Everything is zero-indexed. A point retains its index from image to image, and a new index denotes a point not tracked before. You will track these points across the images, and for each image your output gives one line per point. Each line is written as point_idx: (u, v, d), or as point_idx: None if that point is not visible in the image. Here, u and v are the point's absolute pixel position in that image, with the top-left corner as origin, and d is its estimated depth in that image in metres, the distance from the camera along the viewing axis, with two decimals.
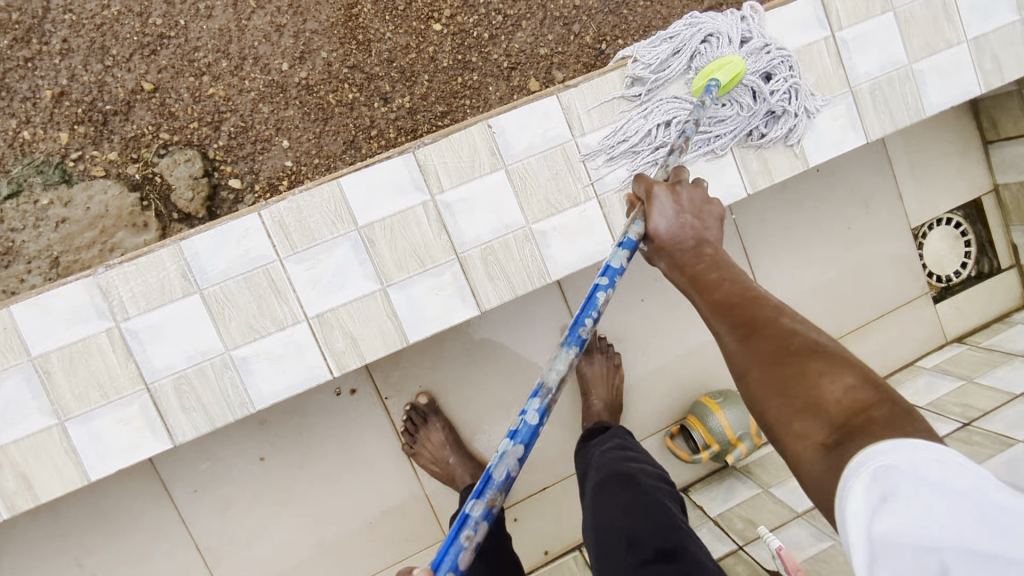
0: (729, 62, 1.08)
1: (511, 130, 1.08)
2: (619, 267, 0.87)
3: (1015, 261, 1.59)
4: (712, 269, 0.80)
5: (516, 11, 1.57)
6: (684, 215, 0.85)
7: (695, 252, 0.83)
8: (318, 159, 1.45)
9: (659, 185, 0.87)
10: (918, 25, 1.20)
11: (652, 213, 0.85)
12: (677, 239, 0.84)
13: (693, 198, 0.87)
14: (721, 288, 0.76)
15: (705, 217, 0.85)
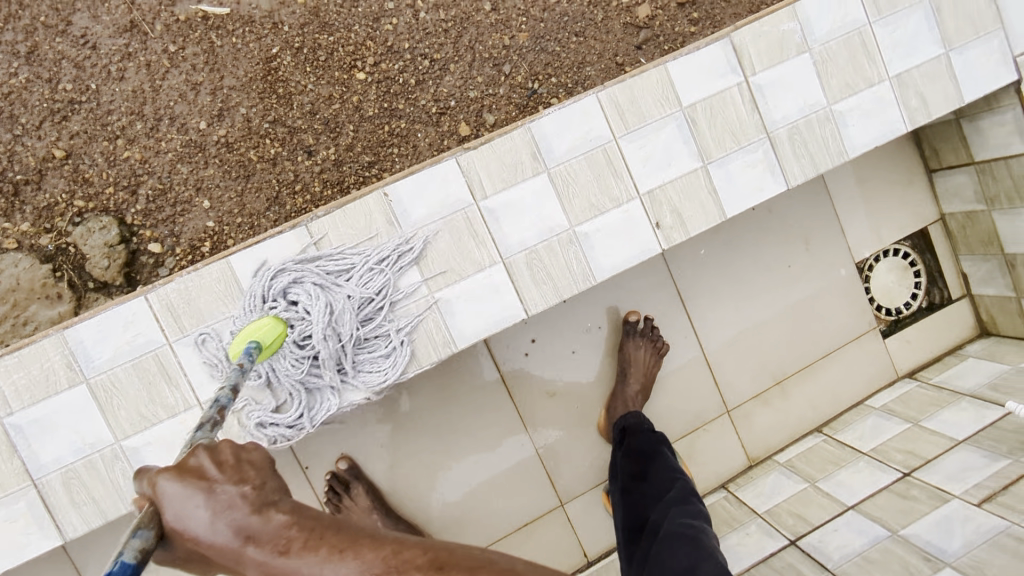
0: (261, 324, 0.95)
1: (408, 197, 1.04)
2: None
3: (967, 290, 1.55)
4: (306, 549, 0.59)
5: (443, 55, 1.54)
6: (217, 490, 0.63)
7: (271, 525, 0.61)
8: (241, 219, 1.43)
9: (169, 467, 0.65)
10: (836, 66, 1.16)
11: (170, 514, 0.62)
12: (245, 523, 0.61)
13: (226, 458, 0.66)
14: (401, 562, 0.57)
15: (251, 472, 0.65)
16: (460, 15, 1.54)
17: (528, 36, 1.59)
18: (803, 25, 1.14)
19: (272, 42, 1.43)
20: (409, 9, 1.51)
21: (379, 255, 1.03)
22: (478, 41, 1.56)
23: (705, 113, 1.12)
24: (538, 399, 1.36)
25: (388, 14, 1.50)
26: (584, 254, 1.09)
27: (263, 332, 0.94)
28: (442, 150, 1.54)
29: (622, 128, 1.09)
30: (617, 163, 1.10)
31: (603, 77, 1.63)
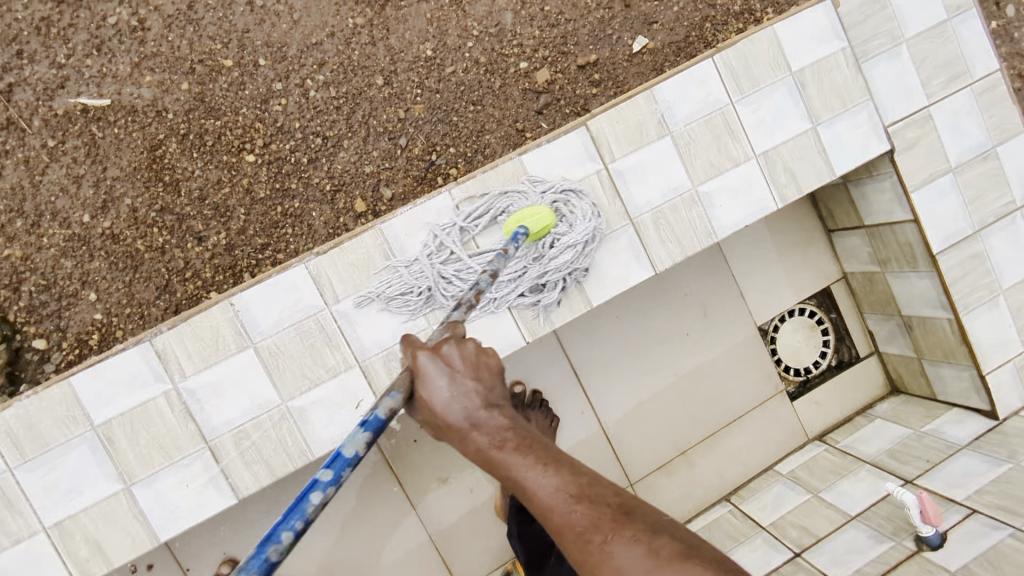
0: (534, 213, 1.05)
1: (256, 306, 1.03)
2: (361, 452, 0.72)
3: (875, 348, 1.53)
4: (520, 449, 0.71)
5: (335, 132, 1.53)
6: (463, 380, 0.74)
7: (493, 421, 0.73)
8: (130, 309, 1.42)
9: (427, 348, 0.75)
10: (700, 147, 1.14)
11: (427, 389, 0.74)
12: (475, 413, 0.73)
13: (465, 360, 0.75)
14: (540, 470, 0.69)
15: (484, 374, 0.75)
16: (352, 91, 1.53)
17: (424, 108, 1.58)
18: (663, 108, 1.13)
19: (157, 130, 1.43)
20: (299, 89, 1.50)
21: (234, 375, 1.03)
22: (372, 116, 1.55)
23: (563, 204, 1.11)
24: (430, 485, 1.36)
25: (277, 95, 1.49)
26: None
27: (536, 218, 1.04)
28: (338, 228, 1.52)
29: (477, 224, 1.08)
30: (474, 259, 1.08)
31: (503, 144, 1.62)
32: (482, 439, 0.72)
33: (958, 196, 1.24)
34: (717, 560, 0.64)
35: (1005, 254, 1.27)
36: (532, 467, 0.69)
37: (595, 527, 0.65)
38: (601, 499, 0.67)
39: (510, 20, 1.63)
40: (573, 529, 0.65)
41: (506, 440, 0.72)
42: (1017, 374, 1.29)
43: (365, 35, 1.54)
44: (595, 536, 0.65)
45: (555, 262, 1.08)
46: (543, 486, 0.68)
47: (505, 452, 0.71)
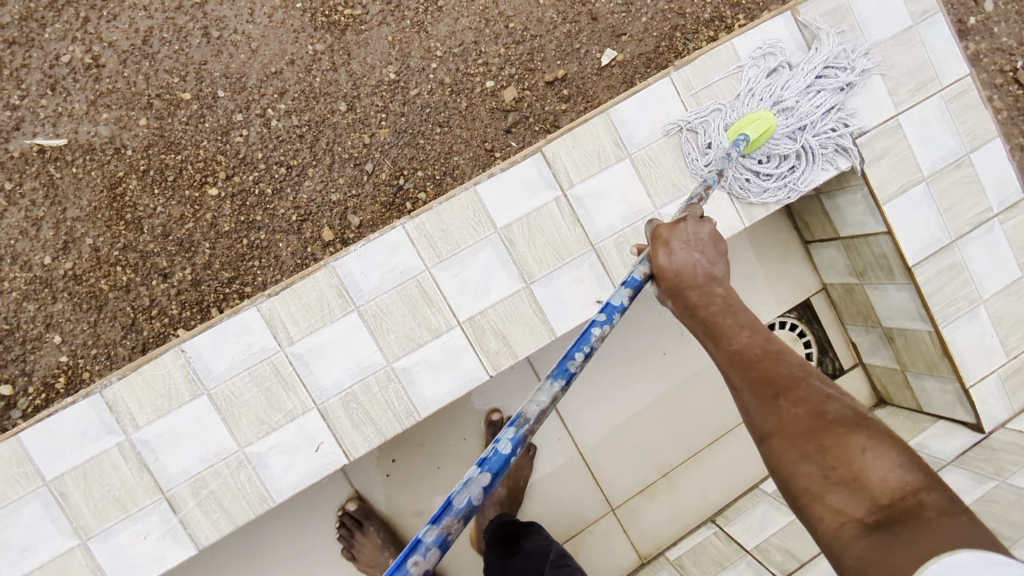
0: (755, 117, 1.10)
1: (208, 351, 1.00)
2: (624, 303, 0.92)
3: (858, 359, 1.49)
4: (726, 309, 0.85)
5: (300, 160, 1.51)
6: (695, 253, 0.90)
7: (707, 294, 0.87)
8: (95, 349, 1.39)
9: (659, 235, 0.93)
10: (659, 168, 1.12)
11: (674, 258, 0.90)
12: (710, 270, 0.88)
13: (699, 234, 0.92)
14: (741, 332, 0.82)
15: (709, 251, 0.90)
16: (316, 118, 1.52)
17: (390, 132, 1.56)
18: (621, 130, 1.11)
19: (116, 168, 1.42)
20: (260, 118, 1.49)
21: (188, 423, 0.99)
22: (338, 142, 1.53)
23: (522, 233, 1.08)
24: (405, 520, 1.33)
25: (237, 126, 1.48)
26: (404, 389, 1.04)
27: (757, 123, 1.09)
28: (306, 258, 1.50)
29: (434, 257, 1.05)
30: (433, 293, 1.05)
31: (472, 165, 1.60)
32: (700, 302, 0.86)
33: (932, 206, 1.22)
34: (863, 447, 0.72)
35: (982, 262, 1.24)
36: (728, 346, 0.82)
37: (803, 397, 0.77)
38: (781, 365, 0.79)
39: (474, 39, 1.62)
40: (757, 382, 0.79)
41: (715, 302, 0.86)
42: (1000, 384, 1.25)
43: (326, 61, 1.53)
44: (784, 397, 0.77)
45: (823, 118, 1.15)
46: (730, 331, 0.83)
47: (712, 312, 0.85)
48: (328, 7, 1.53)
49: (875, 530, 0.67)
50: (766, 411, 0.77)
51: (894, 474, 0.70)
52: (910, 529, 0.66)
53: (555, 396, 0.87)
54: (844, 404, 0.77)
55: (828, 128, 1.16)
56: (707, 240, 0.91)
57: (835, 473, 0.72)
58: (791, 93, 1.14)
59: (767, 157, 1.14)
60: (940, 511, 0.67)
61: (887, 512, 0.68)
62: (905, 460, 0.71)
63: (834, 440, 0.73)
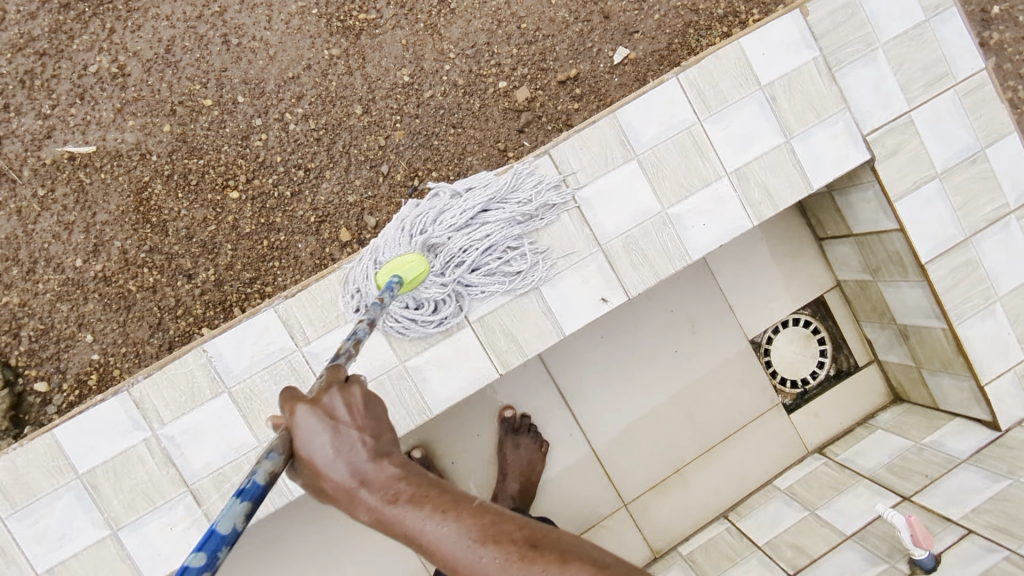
0: (407, 262, 1.02)
1: (229, 351, 1.04)
2: (239, 528, 0.62)
3: (874, 355, 1.49)
4: (412, 502, 0.65)
5: (317, 163, 1.55)
6: (344, 431, 0.70)
7: (383, 474, 0.68)
8: (125, 348, 1.45)
9: (302, 399, 0.72)
10: (667, 168, 1.13)
11: (305, 442, 0.69)
12: (362, 467, 0.68)
13: (351, 406, 0.72)
14: (442, 529, 0.61)
15: (370, 425, 0.71)
16: (332, 122, 1.56)
17: (405, 134, 1.59)
18: (628, 131, 1.12)
19: (142, 173, 1.48)
20: (278, 123, 1.53)
21: (211, 420, 1.04)
22: (354, 145, 1.57)
23: (530, 235, 1.10)
24: None
25: (257, 131, 1.52)
26: (416, 386, 1.08)
27: (408, 266, 1.01)
28: (324, 259, 1.54)
29: None
30: None
31: (486, 165, 1.62)
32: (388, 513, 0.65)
33: (946, 202, 1.21)
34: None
35: (998, 259, 1.22)
36: (474, 543, 0.60)
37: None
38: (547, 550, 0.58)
39: (487, 40, 1.64)
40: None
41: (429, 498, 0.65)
42: (1017, 382, 1.24)
43: (341, 65, 1.56)
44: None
45: (486, 250, 1.07)
46: (442, 538, 0.61)
47: (397, 506, 0.65)
48: (344, 12, 1.56)
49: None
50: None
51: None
52: None
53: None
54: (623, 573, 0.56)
55: (503, 256, 1.08)
56: (374, 416, 0.73)
57: None
58: (443, 228, 1.06)
59: (417, 303, 1.05)
60: None
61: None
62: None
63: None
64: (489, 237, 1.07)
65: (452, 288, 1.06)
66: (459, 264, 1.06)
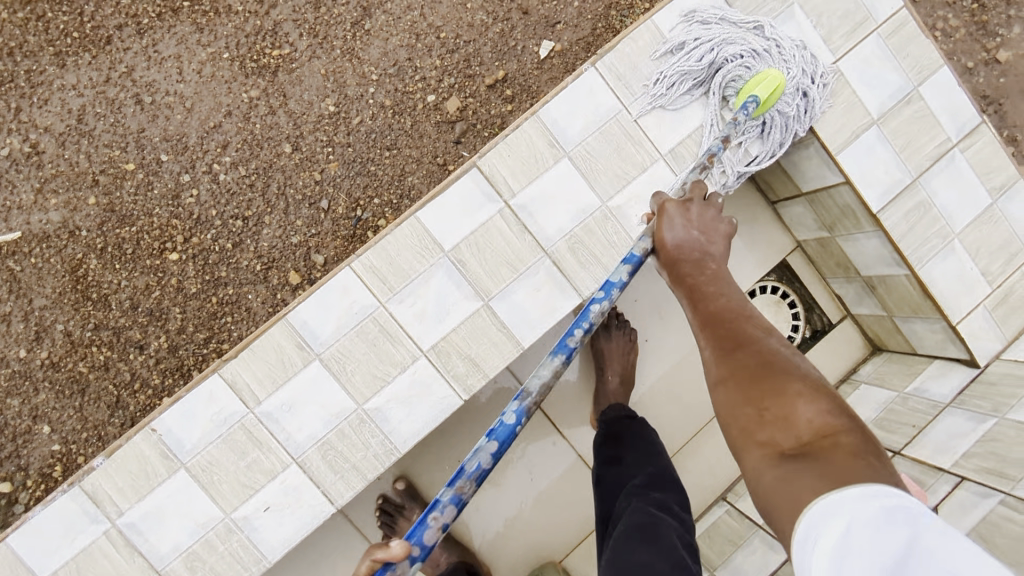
0: (765, 77, 1.09)
1: (177, 425, 1.00)
2: (626, 279, 0.96)
3: (846, 310, 1.47)
4: (706, 278, 0.87)
5: (254, 210, 1.51)
6: (695, 226, 0.92)
7: (714, 255, 0.89)
8: (87, 432, 1.40)
9: (672, 201, 0.96)
10: (601, 161, 1.10)
11: (665, 218, 0.94)
12: (684, 239, 0.91)
13: (703, 216, 0.93)
14: (718, 297, 0.84)
15: (712, 233, 0.92)
16: (262, 166, 1.51)
17: (340, 165, 1.55)
18: (554, 129, 1.09)
19: (74, 251, 1.43)
20: (207, 175, 1.48)
21: (173, 502, 0.99)
22: (289, 185, 1.53)
23: (472, 252, 1.07)
24: None
25: (186, 187, 1.47)
26: (380, 428, 1.03)
27: (767, 82, 1.07)
28: (277, 305, 1.50)
29: (386, 292, 1.05)
30: (392, 329, 1.04)
31: (427, 183, 1.59)
32: (683, 264, 0.90)
33: (888, 147, 1.19)
34: (796, 392, 0.70)
35: (949, 196, 1.21)
36: (734, 315, 0.81)
37: (757, 351, 0.76)
38: (741, 324, 0.80)
39: (408, 57, 1.60)
40: (721, 335, 0.79)
41: (705, 271, 0.88)
42: (989, 316, 1.22)
43: (263, 106, 1.51)
44: (740, 349, 0.76)
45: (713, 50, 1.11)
46: (711, 297, 0.84)
47: (695, 278, 0.88)
48: (257, 52, 1.52)
49: (791, 462, 0.66)
50: (717, 359, 0.78)
51: (813, 418, 0.68)
52: (846, 456, 0.63)
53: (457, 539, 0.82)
54: (787, 361, 0.75)
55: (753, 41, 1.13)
56: (715, 226, 0.93)
57: (768, 414, 0.70)
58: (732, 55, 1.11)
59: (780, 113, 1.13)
60: (853, 451, 0.64)
61: (806, 447, 0.66)
62: (834, 411, 0.68)
63: (773, 383, 0.72)
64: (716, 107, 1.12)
65: (793, 108, 1.13)
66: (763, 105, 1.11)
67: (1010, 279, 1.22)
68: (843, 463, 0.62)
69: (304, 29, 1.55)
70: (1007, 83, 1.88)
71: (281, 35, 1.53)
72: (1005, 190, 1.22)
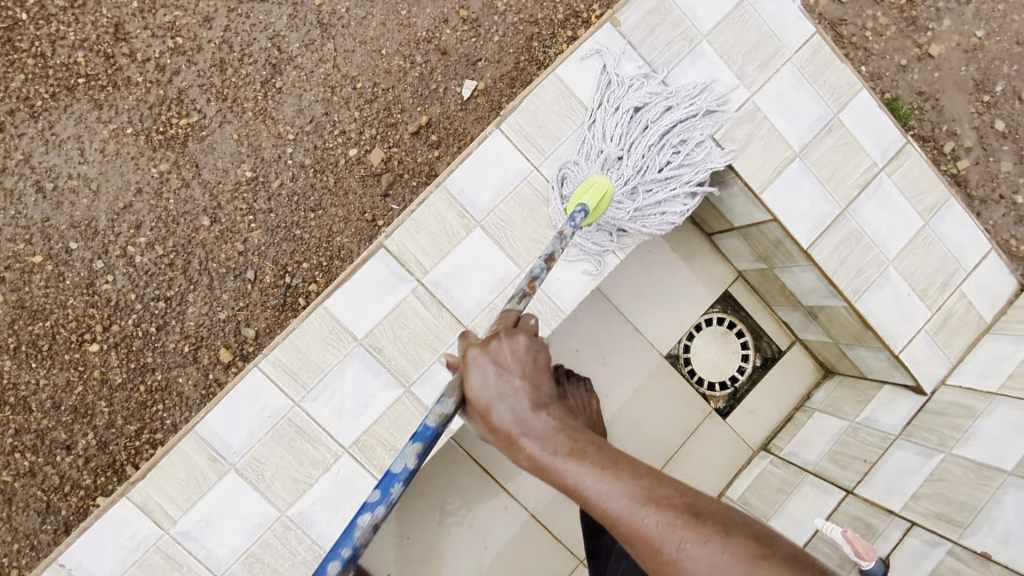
0: (594, 187, 1.02)
1: (88, 557, 0.95)
2: (412, 465, 0.71)
3: (794, 336, 1.45)
4: (572, 453, 0.64)
5: (176, 289, 1.44)
6: (509, 377, 0.69)
7: (543, 420, 0.67)
8: (19, 542, 1.35)
9: (471, 347, 0.72)
10: (516, 226, 1.05)
11: (473, 383, 0.70)
12: (524, 410, 0.67)
13: (518, 356, 0.71)
14: (584, 459, 0.63)
15: (529, 371, 0.70)
16: (180, 243, 1.45)
17: (263, 232, 1.49)
18: (463, 198, 1.04)
19: None
20: (122, 258, 1.42)
21: None
22: (211, 259, 1.46)
23: (387, 338, 1.02)
24: None
25: (100, 274, 1.41)
26: (307, 533, 0.98)
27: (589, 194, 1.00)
28: (209, 386, 1.44)
29: (299, 390, 1.00)
30: (308, 428, 1.00)
31: (357, 241, 1.53)
32: (530, 448, 0.65)
33: (813, 179, 1.15)
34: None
35: (880, 222, 1.18)
36: (634, 502, 0.58)
37: (711, 538, 0.54)
38: (665, 504, 0.57)
39: (325, 112, 1.54)
40: (640, 541, 0.57)
41: (560, 443, 0.65)
42: (930, 340, 1.20)
43: (175, 179, 1.44)
44: (689, 543, 0.55)
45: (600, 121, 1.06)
46: (602, 492, 0.60)
47: (557, 457, 0.64)
48: (163, 123, 1.45)
49: None
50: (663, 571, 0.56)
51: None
52: None
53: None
54: (744, 529, 0.55)
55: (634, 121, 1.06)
56: (530, 363, 0.71)
57: None
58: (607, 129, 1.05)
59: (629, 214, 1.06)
60: None
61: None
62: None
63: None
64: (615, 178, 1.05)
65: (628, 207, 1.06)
66: (642, 169, 1.05)
67: (946, 302, 1.21)
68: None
69: (212, 93, 1.47)
70: (942, 77, 1.87)
71: (187, 102, 1.46)
72: (936, 212, 1.20)
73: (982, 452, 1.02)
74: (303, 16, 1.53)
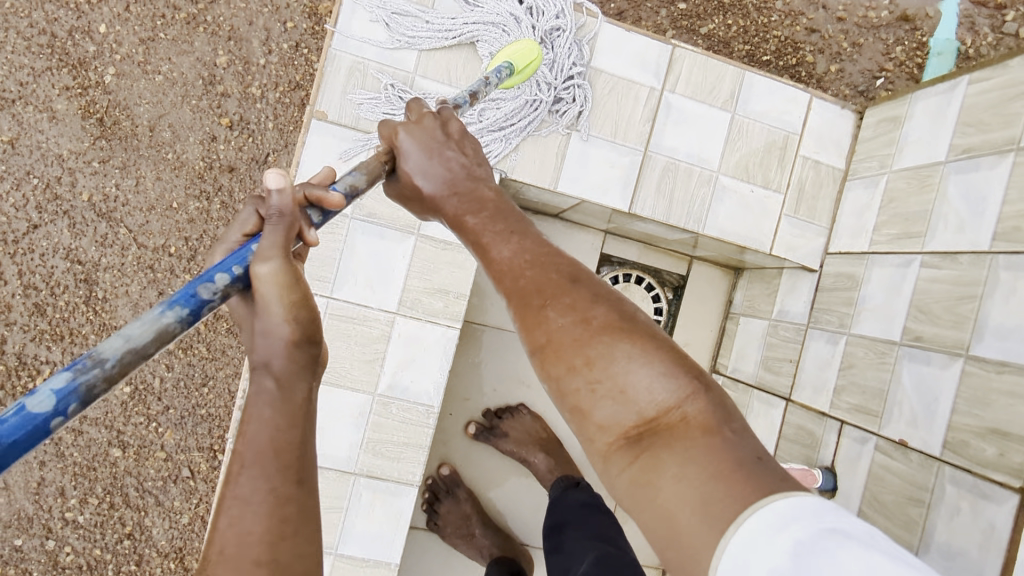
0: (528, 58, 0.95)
1: None
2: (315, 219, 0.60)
3: (689, 256, 1.40)
4: (490, 215, 0.61)
5: (131, 523, 1.47)
6: (443, 152, 0.65)
7: (471, 185, 0.64)
8: None
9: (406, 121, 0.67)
10: (344, 360, 1.02)
11: (406, 163, 0.65)
12: (447, 177, 0.64)
13: (450, 131, 0.67)
14: (509, 239, 0.58)
15: (469, 148, 0.66)
16: (107, 483, 1.47)
17: (173, 430, 1.48)
18: None
19: None
20: (67, 526, 1.46)
21: None
22: (144, 479, 1.48)
23: None
24: None
25: (59, 549, 1.45)
26: None
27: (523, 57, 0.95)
28: None
29: None
30: None
31: None
32: (450, 205, 0.63)
33: (599, 142, 1.09)
34: (625, 356, 0.50)
35: (688, 141, 1.11)
36: (515, 256, 0.57)
37: (573, 303, 0.53)
38: (549, 265, 0.55)
39: (159, 292, 1.49)
40: (520, 289, 0.55)
41: (484, 208, 0.62)
42: (795, 220, 1.14)
43: (67, 434, 1.45)
44: (552, 301, 0.53)
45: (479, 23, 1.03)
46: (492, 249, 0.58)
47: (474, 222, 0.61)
48: (22, 392, 1.45)
49: (639, 448, 0.49)
50: (522, 323, 0.55)
51: (659, 392, 0.49)
52: (704, 442, 0.46)
53: (161, 328, 0.49)
54: (614, 301, 0.54)
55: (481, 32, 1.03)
56: (469, 141, 0.67)
57: (601, 381, 0.50)
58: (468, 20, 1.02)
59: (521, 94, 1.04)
60: (706, 429, 0.47)
61: (651, 429, 0.49)
62: (676, 371, 0.50)
63: (602, 347, 0.51)
64: (495, 11, 1.03)
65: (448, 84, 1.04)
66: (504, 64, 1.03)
67: (793, 176, 1.14)
68: (706, 449, 0.46)
69: (46, 339, 1.46)
70: None
71: (31, 360, 1.45)
72: (737, 96, 1.12)
73: (874, 325, 0.98)
74: (81, 219, 1.47)
